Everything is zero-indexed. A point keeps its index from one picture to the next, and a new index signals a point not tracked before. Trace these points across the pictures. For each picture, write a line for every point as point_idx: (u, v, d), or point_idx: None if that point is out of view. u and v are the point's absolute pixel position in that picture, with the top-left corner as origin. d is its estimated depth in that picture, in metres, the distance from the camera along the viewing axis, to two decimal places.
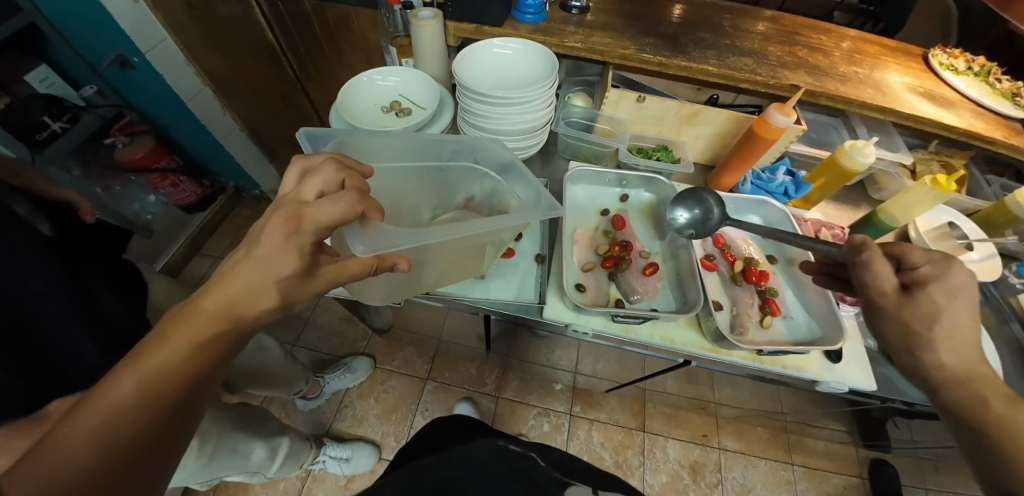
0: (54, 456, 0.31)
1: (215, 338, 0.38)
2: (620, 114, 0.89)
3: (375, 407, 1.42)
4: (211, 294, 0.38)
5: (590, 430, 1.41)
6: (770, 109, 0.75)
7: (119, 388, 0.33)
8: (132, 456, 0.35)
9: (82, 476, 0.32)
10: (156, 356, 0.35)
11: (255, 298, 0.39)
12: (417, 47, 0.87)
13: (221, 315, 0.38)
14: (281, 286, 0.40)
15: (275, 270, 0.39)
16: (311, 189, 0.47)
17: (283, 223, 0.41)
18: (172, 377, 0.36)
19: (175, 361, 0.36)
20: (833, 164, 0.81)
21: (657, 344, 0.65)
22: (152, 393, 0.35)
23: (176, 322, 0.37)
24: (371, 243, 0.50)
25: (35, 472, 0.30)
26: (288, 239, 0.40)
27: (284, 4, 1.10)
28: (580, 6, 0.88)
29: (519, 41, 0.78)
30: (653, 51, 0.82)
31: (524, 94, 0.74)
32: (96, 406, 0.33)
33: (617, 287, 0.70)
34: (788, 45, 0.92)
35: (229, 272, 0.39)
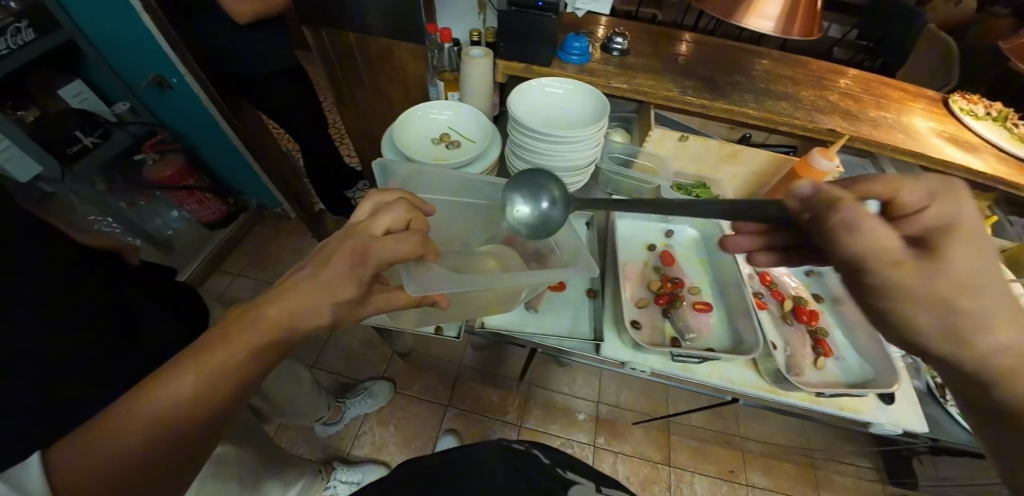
0: (99, 450, 0.30)
1: (266, 351, 0.36)
2: (661, 152, 0.91)
3: (394, 435, 1.38)
4: (273, 307, 0.36)
5: (615, 462, 1.37)
6: (814, 153, 0.77)
7: (176, 392, 0.32)
8: (173, 454, 0.33)
9: (126, 465, 0.31)
10: (212, 366, 0.33)
11: (308, 319, 0.38)
12: (465, 82, 0.90)
13: (277, 325, 0.36)
14: (335, 307, 0.39)
15: (333, 295, 0.39)
16: (380, 224, 0.49)
17: (349, 259, 0.41)
18: (224, 389, 0.34)
19: (230, 372, 0.34)
20: None
21: (716, 383, 0.65)
22: (207, 396, 0.33)
23: (232, 332, 0.35)
24: (422, 285, 0.52)
25: (82, 459, 0.30)
26: (351, 272, 0.41)
27: (327, 36, 1.13)
28: (621, 48, 0.91)
29: (571, 81, 0.82)
30: (695, 94, 0.85)
31: (585, 136, 0.76)
32: (149, 399, 0.31)
33: (671, 325, 0.71)
34: (819, 89, 0.95)
35: (293, 286, 0.38)
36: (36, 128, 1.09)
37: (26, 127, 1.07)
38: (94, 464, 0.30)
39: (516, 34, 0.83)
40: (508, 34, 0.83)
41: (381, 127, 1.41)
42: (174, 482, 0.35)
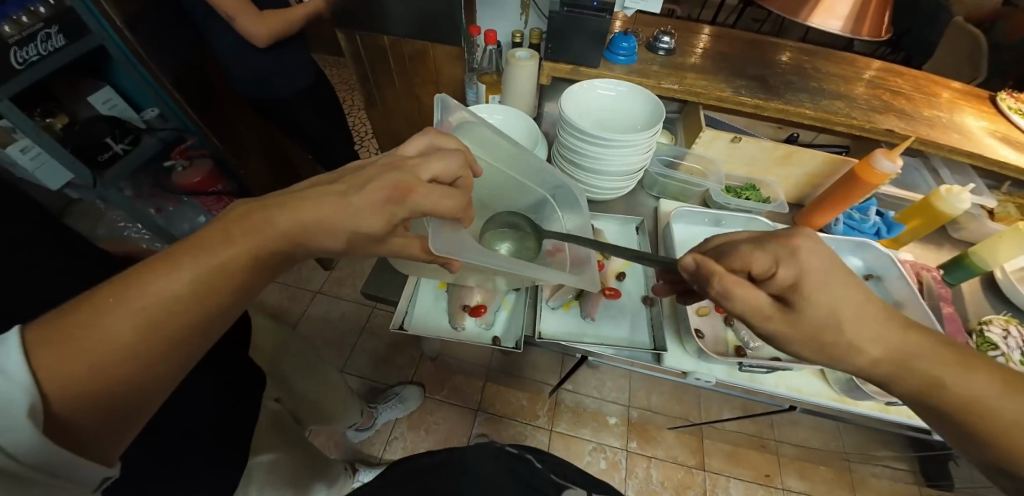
0: (87, 333, 0.28)
1: (267, 253, 0.36)
2: (710, 153, 0.89)
3: (425, 439, 1.37)
4: (285, 208, 0.36)
5: (649, 467, 1.36)
6: (876, 154, 0.75)
7: (177, 279, 0.31)
8: (163, 356, 0.31)
9: (115, 356, 0.28)
10: (213, 255, 0.33)
11: (324, 232, 0.37)
12: (509, 84, 0.89)
13: (288, 233, 0.36)
14: (353, 238, 0.39)
15: (358, 224, 0.38)
16: (430, 169, 0.44)
17: (384, 191, 0.39)
18: (223, 284, 0.33)
19: (233, 267, 0.34)
20: (927, 207, 0.80)
21: (784, 393, 0.64)
22: (205, 293, 0.32)
23: (235, 225, 0.34)
24: (448, 248, 0.49)
25: (65, 343, 0.27)
26: (383, 204, 0.39)
27: (361, 40, 1.11)
28: (668, 47, 0.88)
29: (625, 84, 0.80)
30: (748, 94, 0.83)
31: (638, 140, 0.73)
32: (146, 290, 0.30)
33: (734, 334, 0.69)
34: (871, 88, 0.93)
35: (306, 197, 0.37)
36: (67, 135, 1.08)
37: (57, 135, 1.06)
38: (79, 352, 0.27)
39: (565, 35, 0.80)
40: (557, 34, 0.81)
41: (408, 128, 1.40)
42: (155, 393, 0.32)
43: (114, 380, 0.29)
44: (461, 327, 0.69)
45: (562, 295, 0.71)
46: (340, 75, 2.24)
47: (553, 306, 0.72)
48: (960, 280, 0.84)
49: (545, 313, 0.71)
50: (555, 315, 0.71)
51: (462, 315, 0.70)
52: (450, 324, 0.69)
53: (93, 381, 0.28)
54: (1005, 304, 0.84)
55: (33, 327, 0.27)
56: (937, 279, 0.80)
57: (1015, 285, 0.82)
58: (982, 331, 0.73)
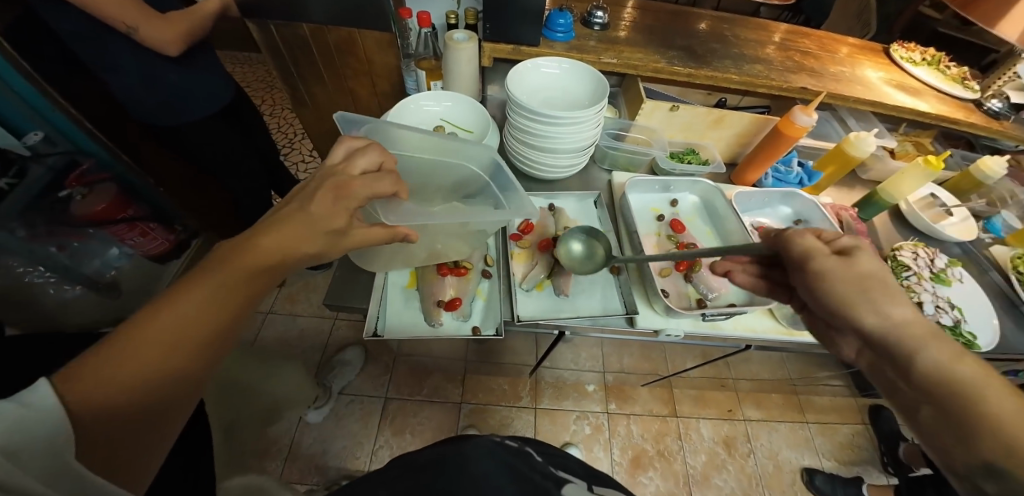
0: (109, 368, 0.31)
1: (260, 278, 0.39)
2: (652, 123, 0.93)
3: (412, 441, 1.35)
4: (269, 234, 0.39)
5: (629, 424, 1.45)
6: (794, 110, 0.81)
7: (185, 308, 0.34)
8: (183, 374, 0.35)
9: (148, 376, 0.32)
10: (211, 286, 0.36)
11: (301, 242, 0.40)
12: (450, 69, 0.86)
13: (275, 253, 0.39)
14: (323, 238, 0.42)
15: (326, 224, 0.41)
16: (358, 165, 0.48)
17: (332, 194, 0.42)
18: (225, 308, 0.37)
19: (230, 293, 0.37)
20: (840, 153, 0.89)
21: (742, 335, 0.71)
22: (213, 315, 0.36)
23: (230, 257, 0.37)
24: (399, 216, 0.55)
25: (96, 376, 0.30)
26: (340, 204, 0.43)
27: (279, 33, 1.01)
28: (603, 22, 0.90)
29: (568, 61, 0.81)
30: (681, 63, 0.87)
31: (562, 120, 0.73)
32: (164, 318, 0.33)
33: (693, 287, 0.75)
34: (783, 50, 1.01)
35: (284, 218, 0.40)
36: None
37: None
38: (112, 379, 0.30)
39: (503, 14, 0.79)
40: (494, 14, 0.79)
41: None
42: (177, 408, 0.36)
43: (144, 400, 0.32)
44: (438, 323, 0.68)
45: (534, 277, 0.73)
46: (254, 74, 2.03)
47: (527, 289, 0.73)
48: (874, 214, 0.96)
49: (520, 296, 0.72)
50: (531, 297, 0.72)
51: (437, 311, 0.68)
52: (427, 322, 0.68)
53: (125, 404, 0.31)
54: (909, 230, 0.99)
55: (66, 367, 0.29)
56: (852, 217, 0.91)
57: (915, 214, 0.96)
58: (897, 255, 0.86)
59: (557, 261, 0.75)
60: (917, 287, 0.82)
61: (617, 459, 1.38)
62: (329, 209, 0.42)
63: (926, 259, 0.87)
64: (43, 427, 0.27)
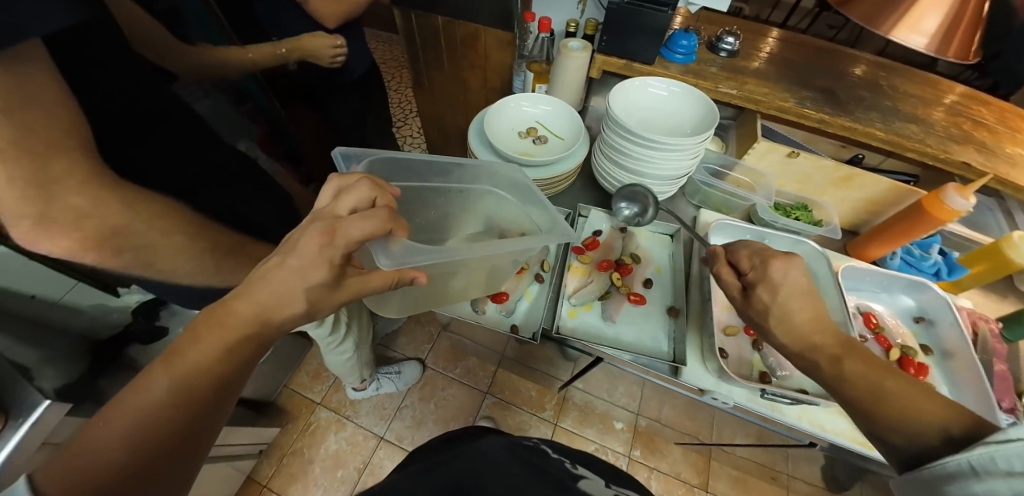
0: (83, 458, 0.31)
1: (240, 346, 0.38)
2: (762, 167, 0.84)
3: (433, 413, 1.42)
4: (244, 296, 0.38)
5: (649, 478, 1.34)
6: (948, 189, 0.68)
7: (155, 390, 0.34)
8: (159, 455, 0.34)
9: (120, 460, 0.32)
10: (180, 367, 0.35)
11: (283, 303, 0.39)
12: (557, 74, 0.87)
13: (248, 321, 0.38)
14: (309, 293, 0.39)
15: (305, 277, 0.39)
16: (346, 204, 0.46)
17: (319, 236, 0.41)
18: (199, 386, 0.36)
19: (206, 365, 0.36)
20: (995, 252, 0.71)
21: (806, 428, 0.60)
22: (184, 393, 0.35)
23: (202, 331, 0.36)
24: (397, 259, 0.49)
25: (70, 470, 0.30)
26: (323, 244, 0.40)
27: (416, 17, 1.12)
28: (731, 49, 0.84)
29: (680, 84, 0.77)
30: (814, 107, 0.78)
31: (647, 152, 0.72)
32: (130, 404, 0.33)
33: (760, 357, 0.66)
34: (954, 114, 0.83)
35: (256, 281, 0.39)
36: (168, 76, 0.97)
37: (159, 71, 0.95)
38: (86, 467, 0.31)
39: (623, 28, 0.77)
40: (612, 27, 0.78)
41: (452, 111, 1.41)
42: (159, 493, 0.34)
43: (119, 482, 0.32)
44: (482, 311, 0.71)
45: (585, 295, 0.71)
46: (391, 52, 2.27)
47: (574, 304, 0.71)
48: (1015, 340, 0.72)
49: (567, 310, 0.70)
50: (577, 313, 0.70)
51: (485, 299, 0.71)
52: (473, 306, 0.71)
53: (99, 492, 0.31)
54: None
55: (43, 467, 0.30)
56: (994, 333, 0.71)
57: None
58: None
59: (614, 285, 0.72)
60: None
61: None
62: (307, 260, 0.39)
63: None
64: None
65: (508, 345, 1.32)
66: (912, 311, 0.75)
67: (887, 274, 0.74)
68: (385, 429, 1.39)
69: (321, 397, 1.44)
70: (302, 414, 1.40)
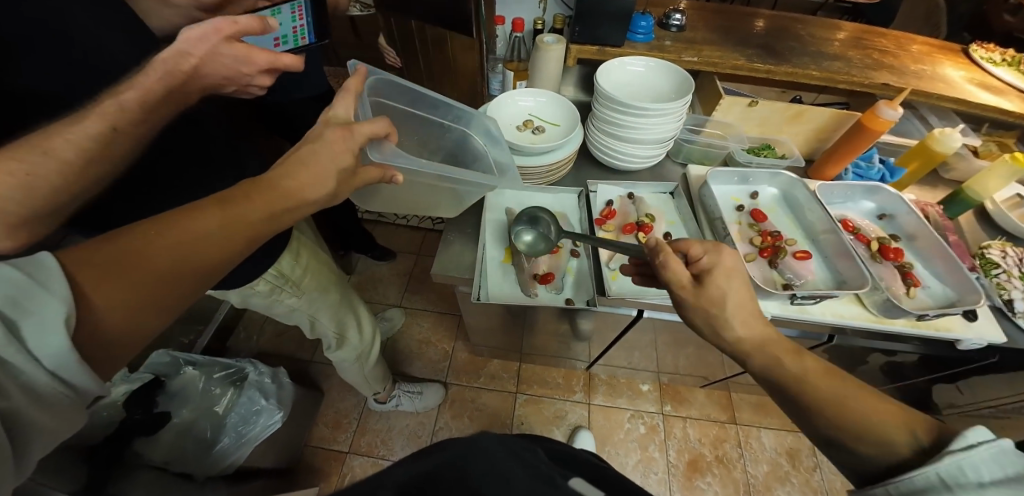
0: (116, 255, 0.32)
1: (264, 226, 0.40)
2: (729, 118, 0.96)
3: (469, 426, 1.40)
4: (300, 171, 0.42)
5: (685, 427, 1.43)
6: (879, 104, 0.81)
7: (203, 226, 0.36)
8: (185, 281, 0.35)
9: (155, 273, 0.33)
10: (224, 215, 0.37)
11: (315, 183, 0.43)
12: (538, 69, 0.94)
13: (291, 195, 0.41)
14: (338, 175, 0.45)
15: (336, 160, 0.44)
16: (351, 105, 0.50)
17: (340, 132, 0.45)
18: (245, 234, 0.38)
19: (253, 220, 0.39)
20: (923, 149, 0.88)
21: (832, 320, 0.72)
22: (233, 231, 0.37)
23: (253, 193, 0.39)
24: (386, 156, 0.56)
25: (101, 261, 0.31)
26: (341, 143, 0.45)
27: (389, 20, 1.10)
28: (680, 24, 0.95)
29: (651, 59, 0.88)
30: (760, 61, 0.91)
31: (641, 123, 0.80)
32: (178, 229, 0.34)
33: (779, 273, 0.78)
34: (862, 48, 1.01)
35: (288, 168, 0.42)
36: None
37: None
38: (117, 270, 0.31)
39: (594, 18, 0.86)
40: (583, 19, 0.87)
41: None
42: (164, 315, 0.35)
43: (148, 295, 0.33)
44: (534, 294, 0.76)
45: (620, 258, 0.77)
46: None
47: (613, 268, 0.77)
48: (957, 213, 0.92)
49: (612, 275, 0.76)
50: (620, 277, 0.76)
51: (534, 283, 0.76)
52: (524, 291, 0.75)
53: (125, 293, 0.31)
54: (996, 229, 0.92)
55: (70, 252, 0.30)
56: (939, 212, 0.89)
57: (1005, 216, 0.88)
58: (984, 253, 0.82)
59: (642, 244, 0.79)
60: (1006, 285, 0.78)
61: (674, 461, 1.36)
62: (334, 166, 0.44)
63: (1017, 259, 0.81)
64: (45, 312, 0.27)
65: (527, 340, 1.34)
66: (873, 212, 0.91)
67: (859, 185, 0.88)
68: None
69: (348, 445, 1.32)
70: (333, 469, 1.27)
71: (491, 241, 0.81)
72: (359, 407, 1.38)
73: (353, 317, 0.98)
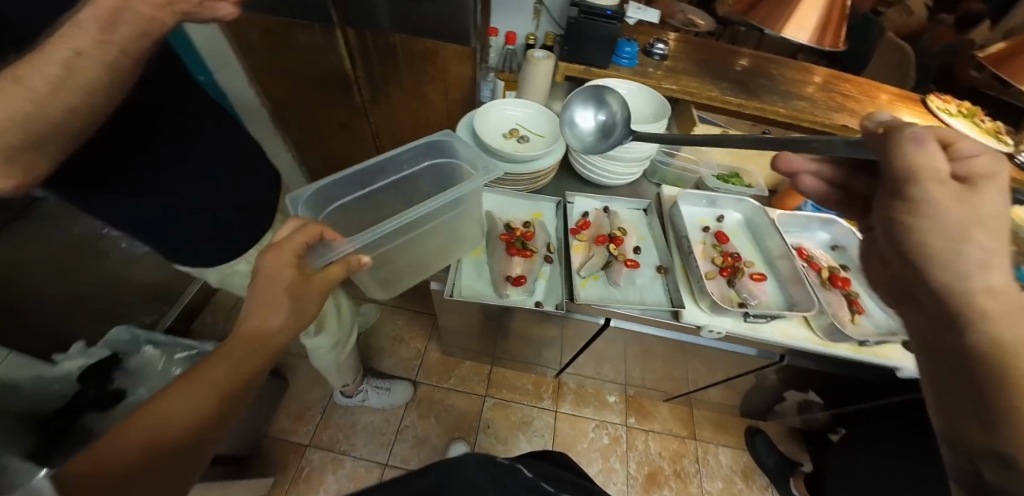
0: (113, 441, 0.31)
1: (254, 368, 0.41)
2: (704, 145, 1.01)
3: (435, 428, 1.38)
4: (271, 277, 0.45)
5: (647, 440, 1.46)
6: None
7: (204, 376, 0.37)
8: (188, 439, 0.35)
9: (173, 430, 0.34)
10: (220, 366, 0.38)
11: (277, 311, 0.44)
12: (527, 82, 0.99)
13: (266, 340, 0.42)
14: (293, 301, 0.45)
15: (281, 279, 0.45)
16: (285, 231, 0.52)
17: (273, 251, 0.46)
18: (243, 380, 0.40)
19: (250, 359, 0.41)
20: None
21: (781, 338, 0.78)
22: (236, 374, 0.39)
23: (241, 324, 0.41)
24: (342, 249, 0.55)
25: (97, 461, 0.29)
26: (295, 266, 0.47)
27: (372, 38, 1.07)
28: (663, 52, 1.02)
29: (631, 82, 0.94)
30: (734, 95, 0.98)
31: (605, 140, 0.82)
32: (168, 400, 0.34)
33: (736, 292, 0.83)
34: (828, 92, 1.10)
35: (246, 317, 0.43)
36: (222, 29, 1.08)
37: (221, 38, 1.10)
38: (121, 452, 0.30)
39: (583, 40, 0.92)
40: (574, 39, 0.92)
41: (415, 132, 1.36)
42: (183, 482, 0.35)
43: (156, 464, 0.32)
44: (505, 295, 0.78)
45: (592, 266, 0.81)
46: None
47: (584, 275, 0.81)
48: None
49: (580, 283, 0.80)
50: (588, 284, 0.81)
51: (506, 286, 0.78)
52: (496, 292, 0.78)
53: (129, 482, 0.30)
54: None
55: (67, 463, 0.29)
56: None
57: None
58: None
59: (613, 255, 0.83)
60: None
61: (633, 473, 1.39)
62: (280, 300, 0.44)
63: None
64: None
65: (500, 345, 1.36)
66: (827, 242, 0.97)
67: (816, 216, 0.95)
68: (388, 454, 1.31)
69: (309, 438, 1.30)
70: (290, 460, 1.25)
71: None
72: (323, 402, 1.36)
73: (332, 305, 0.99)
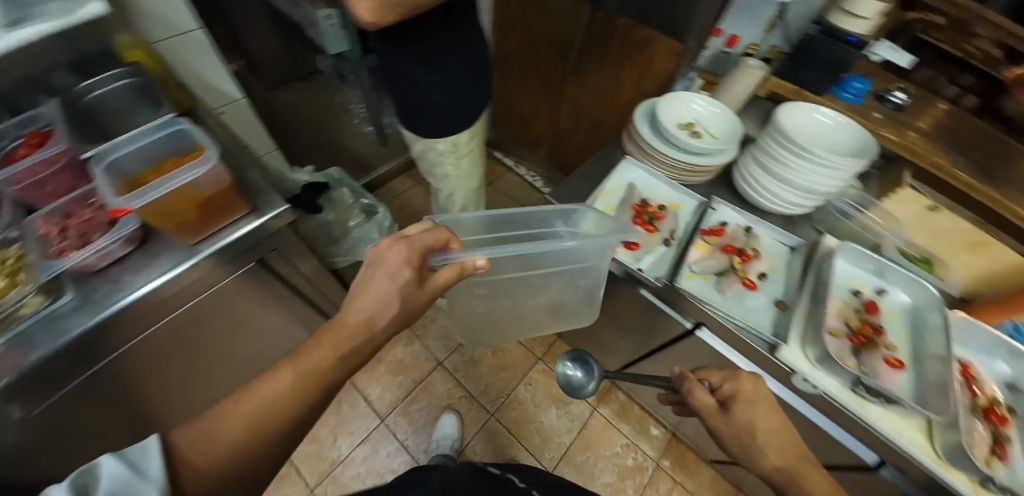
0: (204, 448, 0.37)
1: (332, 359, 0.44)
2: (901, 212, 0.89)
3: (488, 359, 1.53)
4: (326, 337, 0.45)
5: (673, 489, 1.36)
6: None
7: (272, 390, 0.40)
8: (272, 419, 0.40)
9: (249, 432, 0.39)
10: (291, 378, 0.41)
11: (359, 326, 0.46)
12: (728, 85, 1.00)
13: (334, 347, 0.45)
14: (394, 302, 0.49)
15: (384, 302, 0.48)
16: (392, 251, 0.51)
17: (391, 260, 0.50)
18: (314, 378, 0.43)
19: (314, 366, 0.43)
20: None
21: (884, 428, 0.68)
22: (295, 396, 0.41)
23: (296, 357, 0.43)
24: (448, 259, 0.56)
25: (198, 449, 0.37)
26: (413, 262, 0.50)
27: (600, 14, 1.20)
28: (898, 102, 0.95)
29: (841, 118, 0.88)
30: (970, 171, 0.86)
31: (804, 170, 0.81)
32: (257, 393, 0.40)
33: (857, 361, 0.73)
34: None
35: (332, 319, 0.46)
36: None
37: None
38: (219, 434, 0.37)
39: (810, 59, 0.95)
40: (801, 55, 0.96)
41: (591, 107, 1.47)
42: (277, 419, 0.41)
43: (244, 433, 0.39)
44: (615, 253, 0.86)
45: (706, 266, 0.82)
46: None
47: (693, 270, 0.83)
48: None
49: (689, 276, 0.82)
50: (696, 279, 0.82)
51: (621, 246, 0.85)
52: None
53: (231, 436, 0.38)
54: None
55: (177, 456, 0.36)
56: None
57: None
58: None
59: (733, 268, 0.82)
60: None
61: None
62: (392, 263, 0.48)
63: None
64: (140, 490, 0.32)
65: None
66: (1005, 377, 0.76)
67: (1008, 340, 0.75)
68: (445, 356, 1.52)
69: None
70: None
71: (603, 199, 0.91)
72: None
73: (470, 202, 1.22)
